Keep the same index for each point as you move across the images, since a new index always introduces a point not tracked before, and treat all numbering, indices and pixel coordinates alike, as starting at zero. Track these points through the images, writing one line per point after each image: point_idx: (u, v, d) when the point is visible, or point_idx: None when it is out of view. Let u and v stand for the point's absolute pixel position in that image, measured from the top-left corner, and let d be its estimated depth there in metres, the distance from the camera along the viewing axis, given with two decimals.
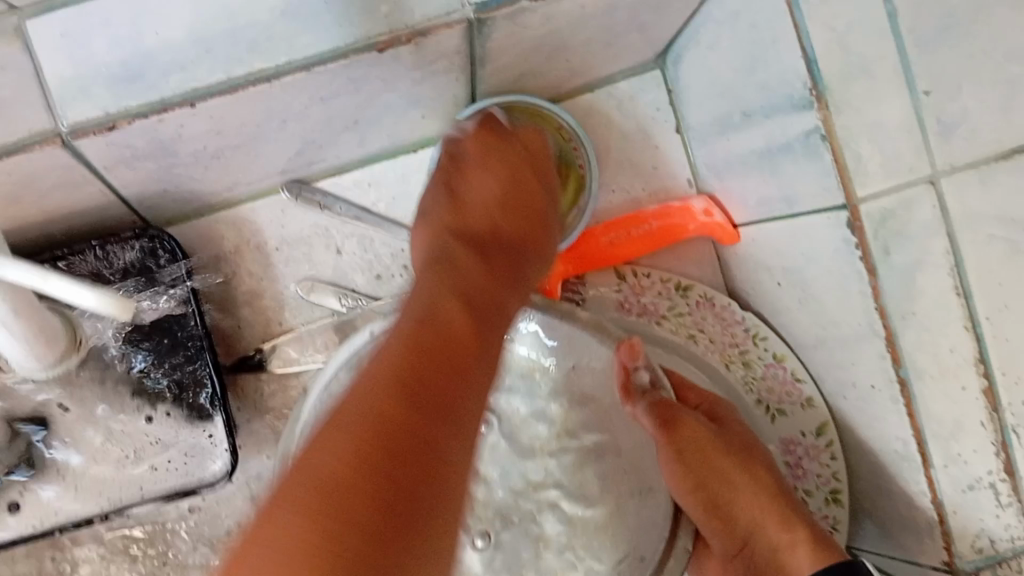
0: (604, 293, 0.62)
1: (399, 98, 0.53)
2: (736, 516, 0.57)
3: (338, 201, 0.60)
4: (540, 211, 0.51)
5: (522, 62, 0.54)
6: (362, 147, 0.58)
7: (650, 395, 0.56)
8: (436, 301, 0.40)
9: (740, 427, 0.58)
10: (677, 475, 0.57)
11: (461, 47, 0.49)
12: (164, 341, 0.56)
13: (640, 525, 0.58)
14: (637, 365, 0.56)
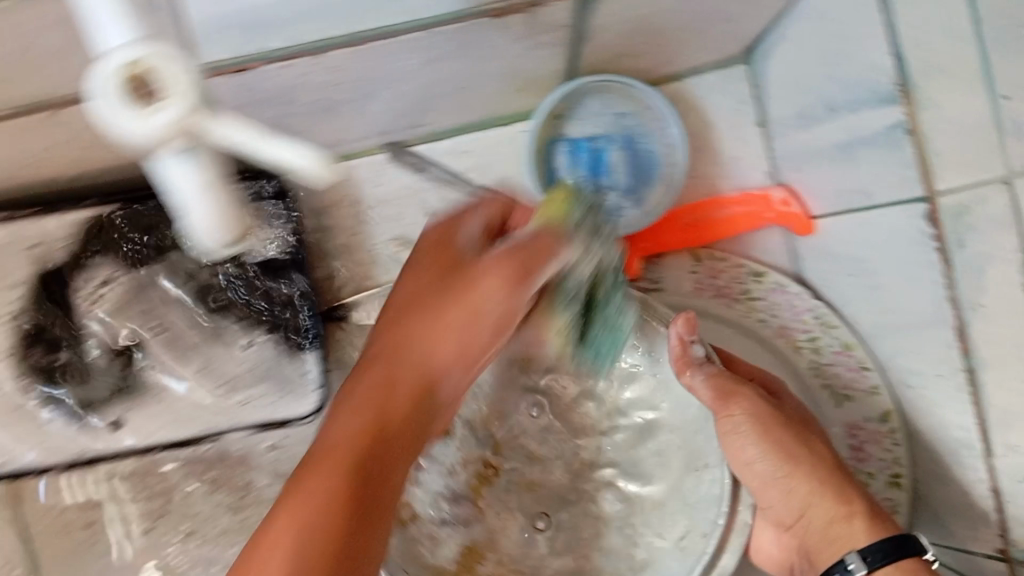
0: (677, 274, 0.62)
1: (500, 69, 0.56)
2: (794, 494, 0.52)
3: (433, 165, 0.63)
4: (466, 325, 0.41)
5: (620, 44, 0.56)
6: (461, 115, 0.60)
7: (707, 367, 0.53)
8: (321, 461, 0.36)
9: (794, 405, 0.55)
10: (737, 448, 0.53)
11: (569, 21, 0.52)
12: (268, 280, 0.59)
13: (701, 500, 0.55)
14: (694, 339, 0.54)
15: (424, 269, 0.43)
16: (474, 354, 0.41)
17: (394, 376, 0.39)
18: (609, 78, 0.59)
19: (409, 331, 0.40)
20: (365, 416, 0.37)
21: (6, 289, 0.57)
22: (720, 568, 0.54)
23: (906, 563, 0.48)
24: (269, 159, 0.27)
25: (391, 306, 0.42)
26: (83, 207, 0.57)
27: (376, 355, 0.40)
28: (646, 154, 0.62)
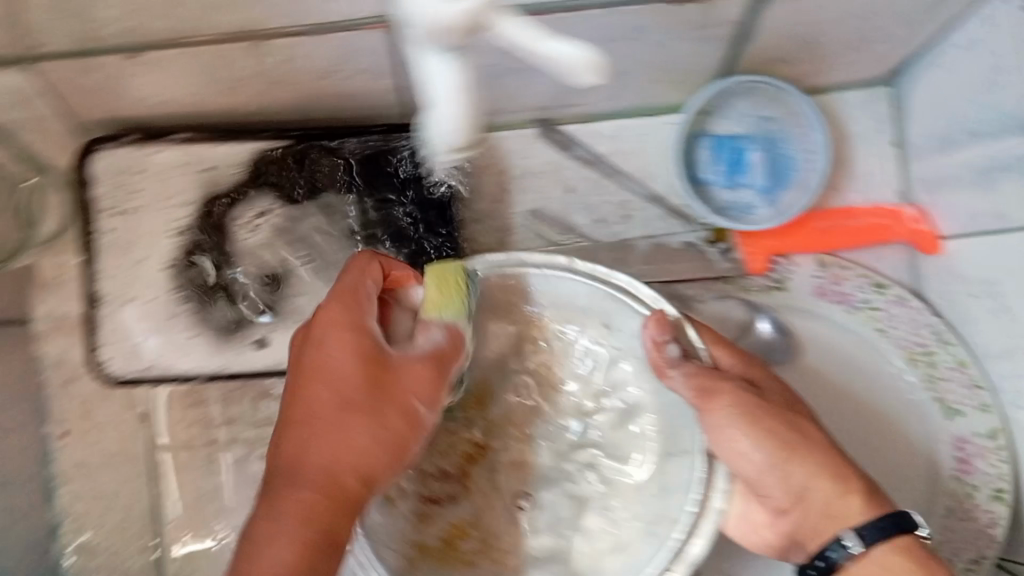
0: (802, 274, 0.64)
1: (661, 56, 0.58)
2: (796, 488, 0.46)
3: (581, 145, 0.66)
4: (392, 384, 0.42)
5: (775, 47, 0.59)
6: (609, 101, 0.63)
7: (688, 367, 0.49)
8: (266, 536, 0.37)
9: (775, 395, 0.49)
10: (726, 449, 0.47)
11: (738, 17, 0.55)
12: (416, 228, 0.63)
13: (676, 485, 0.49)
14: (667, 339, 0.49)
15: (359, 354, 0.42)
16: (379, 457, 0.41)
17: (324, 481, 0.39)
18: (762, 79, 0.62)
19: (298, 440, 0.40)
20: (299, 532, 0.37)
21: (175, 210, 0.62)
22: (687, 559, 0.46)
23: (902, 541, 0.44)
24: (543, 59, 0.33)
25: (283, 413, 0.42)
26: (246, 142, 0.61)
27: (280, 477, 0.40)
28: (786, 157, 0.64)
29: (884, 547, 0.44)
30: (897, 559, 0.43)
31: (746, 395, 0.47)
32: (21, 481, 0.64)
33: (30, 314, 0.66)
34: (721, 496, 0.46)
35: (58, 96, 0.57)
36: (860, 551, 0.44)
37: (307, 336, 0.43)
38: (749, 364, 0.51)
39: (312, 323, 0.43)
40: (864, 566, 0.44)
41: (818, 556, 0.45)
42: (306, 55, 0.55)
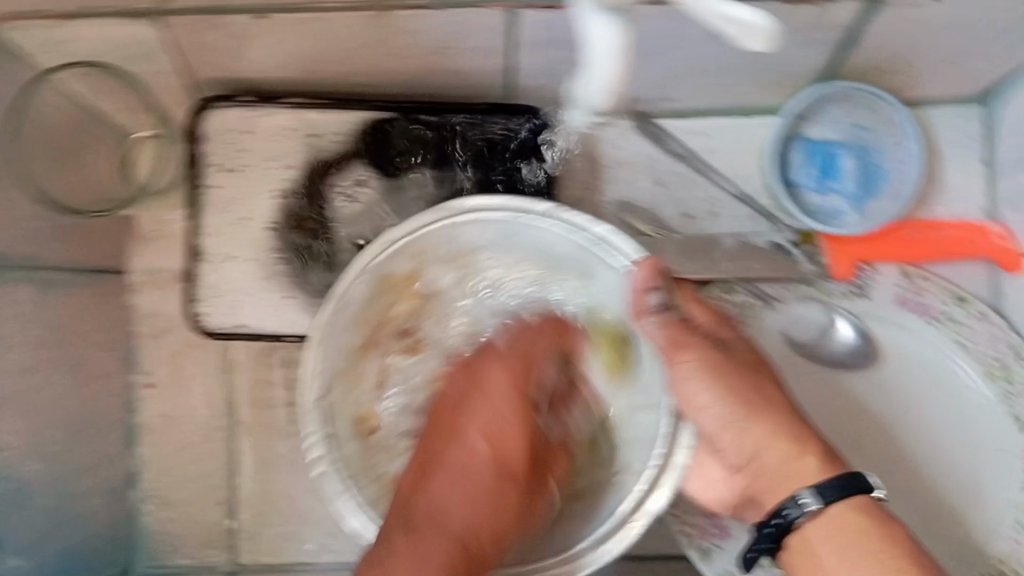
0: (885, 282, 0.65)
1: (767, 58, 0.59)
2: (758, 450, 0.54)
3: (674, 139, 0.67)
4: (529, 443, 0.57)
5: (880, 56, 0.60)
6: (707, 99, 0.64)
7: (665, 317, 0.55)
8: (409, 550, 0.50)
9: (740, 349, 0.56)
10: (696, 394, 0.54)
11: (849, 24, 0.55)
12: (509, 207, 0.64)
13: (641, 436, 0.58)
14: (654, 289, 0.54)
15: (507, 438, 0.56)
16: (507, 523, 0.54)
17: (456, 536, 0.51)
18: (863, 88, 0.63)
19: (444, 488, 0.53)
20: (428, 564, 0.49)
21: (276, 173, 0.64)
22: (648, 508, 0.55)
23: (856, 500, 0.50)
24: None
25: (426, 455, 0.55)
26: (353, 112, 0.63)
27: (417, 517, 0.52)
28: (877, 165, 0.65)
29: (840, 504, 0.50)
30: (854, 516, 0.50)
31: (712, 353, 0.54)
32: (107, 428, 0.67)
33: (126, 267, 0.69)
34: (685, 454, 0.56)
35: (180, 56, 0.59)
36: (817, 508, 0.50)
37: (467, 399, 0.56)
38: (725, 325, 0.57)
39: (467, 388, 0.57)
40: (818, 522, 0.51)
41: (777, 514, 0.52)
42: (426, 30, 0.56)
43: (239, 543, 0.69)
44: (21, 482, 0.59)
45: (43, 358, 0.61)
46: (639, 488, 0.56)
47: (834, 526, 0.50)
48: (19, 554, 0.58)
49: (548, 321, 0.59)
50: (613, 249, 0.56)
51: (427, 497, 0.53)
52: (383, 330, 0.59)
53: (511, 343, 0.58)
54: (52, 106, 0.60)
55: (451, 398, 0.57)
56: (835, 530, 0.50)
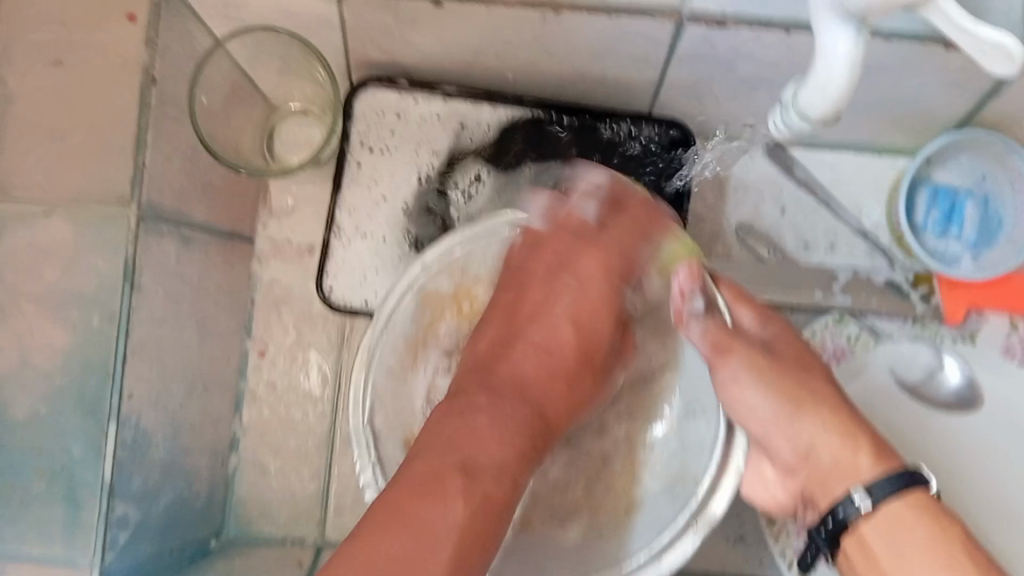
0: (995, 330, 0.68)
1: (905, 100, 0.61)
2: (817, 448, 0.52)
3: (801, 166, 0.70)
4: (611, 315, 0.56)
5: (1015, 111, 0.61)
6: (838, 133, 0.67)
7: (709, 320, 0.53)
8: (538, 387, 0.52)
9: (790, 355, 0.55)
10: (743, 394, 0.53)
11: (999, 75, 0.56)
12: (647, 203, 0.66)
13: (694, 442, 0.55)
14: (694, 291, 0.53)
15: (594, 305, 0.56)
16: (581, 397, 0.54)
17: (536, 407, 0.51)
18: (988, 137, 0.64)
19: (521, 363, 0.53)
20: (504, 439, 0.47)
21: (421, 159, 0.67)
22: (711, 511, 0.52)
23: (915, 495, 0.49)
24: (976, 42, 0.40)
25: (518, 327, 0.54)
26: (500, 107, 0.65)
27: (498, 384, 0.51)
28: (997, 217, 0.68)
29: (893, 501, 0.48)
30: (909, 512, 0.48)
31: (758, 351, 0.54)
32: (219, 390, 0.69)
33: (255, 235, 0.73)
34: (740, 456, 0.53)
35: (343, 36, 0.60)
36: (870, 506, 0.49)
37: (553, 277, 0.56)
38: (766, 321, 0.56)
39: (566, 271, 0.56)
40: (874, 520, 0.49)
41: (831, 513, 0.50)
42: (589, 32, 0.56)
43: (328, 518, 0.71)
44: (140, 431, 0.57)
45: (174, 312, 0.61)
46: (699, 495, 0.53)
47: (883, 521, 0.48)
48: (132, 502, 0.57)
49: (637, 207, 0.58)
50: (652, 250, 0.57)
51: (507, 366, 0.52)
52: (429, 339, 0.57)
53: (603, 227, 0.57)
54: (218, 69, 0.63)
55: (544, 269, 0.56)
56: (885, 525, 0.48)
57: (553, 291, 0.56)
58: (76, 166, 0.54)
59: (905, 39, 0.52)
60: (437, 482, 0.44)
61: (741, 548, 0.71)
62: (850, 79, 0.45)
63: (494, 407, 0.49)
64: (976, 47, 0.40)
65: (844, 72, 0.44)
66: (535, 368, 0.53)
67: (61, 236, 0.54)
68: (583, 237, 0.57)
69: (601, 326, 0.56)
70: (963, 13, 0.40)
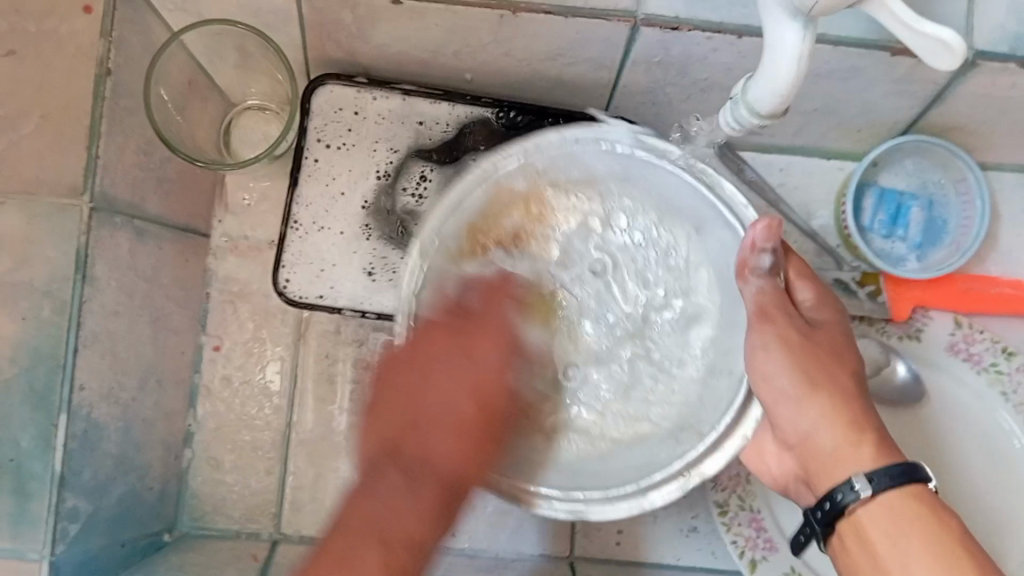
0: (938, 330, 0.70)
1: (855, 104, 0.62)
2: (812, 437, 0.51)
3: (750, 168, 0.71)
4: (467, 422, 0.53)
5: (960, 116, 0.63)
6: (789, 136, 0.69)
7: (768, 279, 0.54)
8: (406, 506, 0.48)
9: (832, 333, 0.54)
10: (778, 360, 0.52)
11: (943, 81, 0.58)
12: None
13: (715, 397, 0.59)
14: (763, 249, 0.53)
15: (475, 425, 0.53)
16: (478, 461, 0.52)
17: (397, 543, 0.47)
18: (932, 141, 0.66)
19: (422, 445, 0.51)
20: (421, 505, 0.49)
21: (378, 155, 0.68)
22: (702, 469, 0.56)
23: (911, 488, 0.47)
24: (919, 39, 0.42)
25: (408, 414, 0.52)
26: (457, 105, 0.66)
27: (373, 513, 0.48)
28: (942, 219, 0.70)
29: (892, 494, 0.47)
30: (907, 504, 0.46)
31: (800, 326, 0.53)
32: (173, 384, 0.69)
33: (211, 231, 0.73)
34: (749, 427, 0.56)
35: (302, 32, 0.60)
36: (869, 494, 0.47)
37: (457, 361, 0.54)
38: (828, 303, 0.55)
39: (452, 345, 0.54)
40: (870, 508, 0.47)
41: (828, 498, 0.49)
42: (549, 35, 0.57)
43: (285, 513, 0.71)
44: (92, 423, 0.57)
45: (128, 304, 0.60)
46: (696, 451, 0.56)
47: (889, 512, 0.46)
48: (83, 494, 0.56)
49: (488, 294, 0.58)
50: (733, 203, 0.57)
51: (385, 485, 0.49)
52: (489, 235, 0.61)
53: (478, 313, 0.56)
54: (175, 62, 0.62)
55: (434, 351, 0.54)
56: (890, 520, 0.46)
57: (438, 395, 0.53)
58: (32, 161, 0.54)
59: (850, 47, 0.54)
60: (358, 525, 0.47)
61: (693, 540, 0.73)
62: (798, 74, 0.46)
63: (354, 546, 0.46)
64: (921, 42, 0.42)
65: (793, 67, 0.45)
66: (399, 488, 0.49)
67: (9, 228, 0.53)
68: (462, 330, 0.55)
69: (478, 439, 0.53)
70: (908, 11, 0.41)
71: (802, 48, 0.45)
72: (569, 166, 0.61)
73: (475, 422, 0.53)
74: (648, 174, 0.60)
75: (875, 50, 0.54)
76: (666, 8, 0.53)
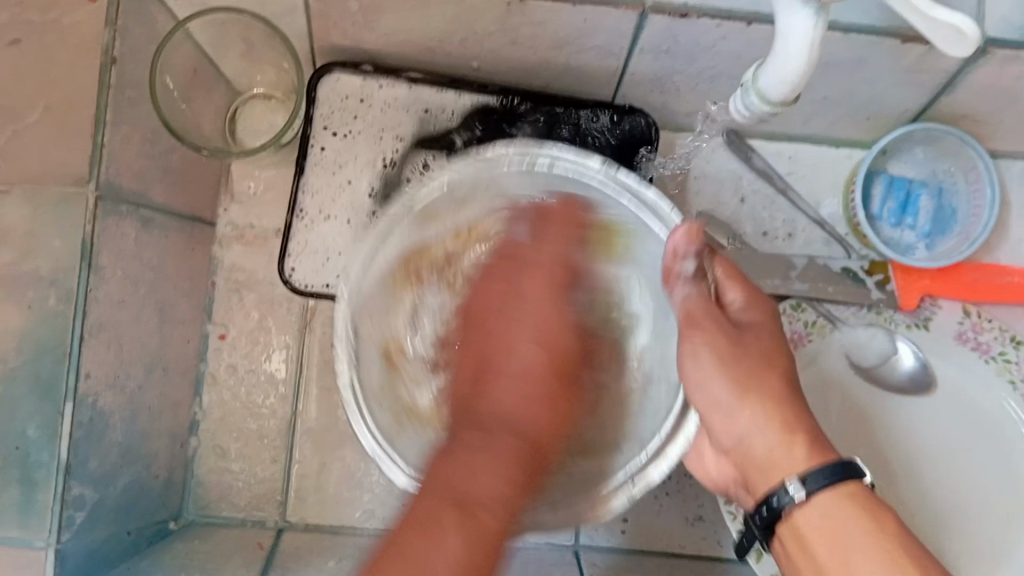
0: (947, 317, 0.70)
1: (864, 92, 0.62)
2: (753, 447, 0.50)
3: (756, 155, 0.71)
4: (554, 347, 0.52)
5: (970, 105, 0.62)
6: (797, 124, 0.69)
7: (690, 283, 0.53)
8: (521, 420, 0.48)
9: (761, 334, 0.51)
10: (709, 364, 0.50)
11: (953, 69, 0.57)
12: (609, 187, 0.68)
13: (651, 412, 0.58)
14: (687, 253, 0.53)
15: (550, 334, 0.52)
16: (561, 417, 0.50)
17: (522, 439, 0.47)
18: (942, 128, 0.65)
19: (502, 396, 0.49)
20: (504, 457, 0.46)
21: (384, 144, 0.68)
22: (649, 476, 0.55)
23: (846, 487, 0.47)
24: (934, 27, 0.41)
25: (481, 363, 0.52)
26: (466, 94, 0.66)
27: (483, 423, 0.48)
28: (950, 207, 0.69)
29: (827, 495, 0.46)
30: (842, 506, 0.46)
31: (733, 326, 0.51)
32: (179, 373, 0.69)
33: (216, 219, 0.73)
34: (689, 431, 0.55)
35: (307, 19, 0.60)
36: (803, 497, 0.47)
37: (519, 274, 0.54)
38: (760, 303, 0.53)
39: (508, 283, 0.54)
40: (806, 511, 0.47)
41: (766, 502, 0.49)
42: (556, 23, 0.56)
43: (291, 502, 0.71)
44: (98, 412, 0.57)
45: (133, 294, 0.60)
46: (642, 455, 0.56)
47: (824, 514, 0.46)
48: (89, 484, 0.56)
49: (558, 214, 0.56)
50: (656, 212, 0.57)
51: (491, 404, 0.49)
52: (422, 261, 0.60)
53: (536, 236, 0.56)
54: (180, 51, 0.62)
55: (493, 299, 0.54)
56: (828, 523, 0.46)
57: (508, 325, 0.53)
58: (36, 150, 0.53)
59: (860, 35, 0.53)
60: (432, 484, 0.45)
61: (700, 529, 0.73)
62: (811, 63, 0.45)
63: (472, 450, 0.46)
64: (934, 29, 0.41)
65: (805, 56, 0.45)
66: (496, 408, 0.49)
67: (14, 218, 0.53)
68: (529, 257, 0.55)
69: (563, 360, 0.52)
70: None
71: (815, 36, 0.44)
72: (495, 185, 0.59)
73: (556, 346, 0.52)
74: (567, 189, 0.59)
75: (886, 37, 0.53)
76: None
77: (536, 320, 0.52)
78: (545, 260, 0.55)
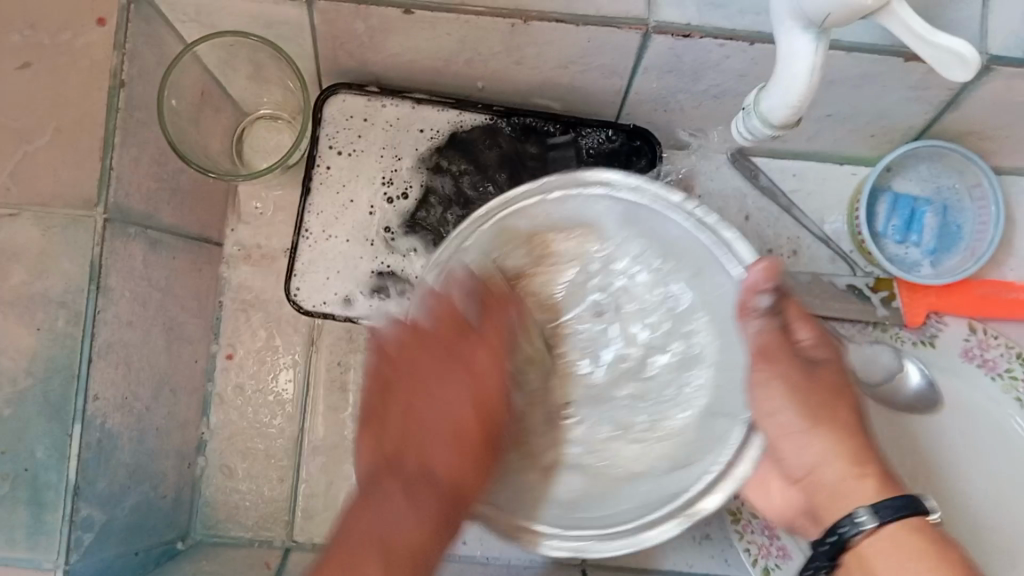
0: (953, 334, 0.69)
1: (869, 109, 0.62)
2: (818, 471, 0.51)
3: (763, 172, 0.72)
4: (490, 415, 0.51)
5: (974, 121, 0.62)
6: (801, 142, 0.69)
7: (771, 318, 0.52)
8: (435, 467, 0.49)
9: (831, 373, 0.52)
10: (789, 404, 0.51)
11: (956, 86, 0.57)
12: None
13: (714, 440, 0.55)
14: (765, 289, 0.51)
15: (485, 396, 0.51)
16: (481, 477, 0.50)
17: (443, 490, 0.48)
18: (945, 145, 0.65)
19: (422, 453, 0.49)
20: (417, 518, 0.46)
21: (388, 162, 0.68)
22: (701, 507, 0.52)
23: (915, 521, 0.46)
24: (935, 52, 0.42)
25: (406, 428, 0.50)
26: (467, 113, 0.67)
27: (406, 477, 0.48)
28: (956, 225, 0.70)
29: (895, 527, 0.46)
30: (909, 538, 0.46)
31: (804, 369, 0.52)
32: (186, 393, 0.69)
33: (223, 239, 0.73)
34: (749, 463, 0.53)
35: (314, 41, 0.61)
36: (872, 525, 0.47)
37: (457, 345, 0.52)
38: (826, 342, 0.53)
39: (449, 360, 0.51)
40: (873, 542, 0.47)
41: (833, 530, 0.48)
42: (560, 43, 0.57)
43: (299, 522, 0.71)
44: (106, 433, 0.57)
45: (141, 315, 0.60)
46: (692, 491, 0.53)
47: (892, 545, 0.46)
48: (97, 504, 0.56)
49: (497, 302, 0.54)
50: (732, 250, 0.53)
51: (412, 457, 0.49)
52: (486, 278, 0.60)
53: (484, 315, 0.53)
54: (188, 74, 0.63)
55: (427, 357, 0.52)
56: (892, 552, 0.46)
57: (451, 380, 0.51)
58: (46, 172, 0.54)
59: (862, 52, 0.53)
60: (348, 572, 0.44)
61: (707, 547, 0.72)
62: (813, 88, 0.46)
63: (392, 502, 0.47)
64: (935, 54, 0.42)
65: (806, 82, 0.45)
66: (426, 457, 0.49)
67: (25, 241, 0.54)
68: (462, 326, 0.52)
69: (490, 428, 0.51)
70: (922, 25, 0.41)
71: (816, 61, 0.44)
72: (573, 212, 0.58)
73: (486, 412, 0.51)
74: (645, 218, 0.57)
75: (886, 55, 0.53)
76: (678, 16, 0.53)
77: (469, 385, 0.51)
78: (493, 334, 0.53)
